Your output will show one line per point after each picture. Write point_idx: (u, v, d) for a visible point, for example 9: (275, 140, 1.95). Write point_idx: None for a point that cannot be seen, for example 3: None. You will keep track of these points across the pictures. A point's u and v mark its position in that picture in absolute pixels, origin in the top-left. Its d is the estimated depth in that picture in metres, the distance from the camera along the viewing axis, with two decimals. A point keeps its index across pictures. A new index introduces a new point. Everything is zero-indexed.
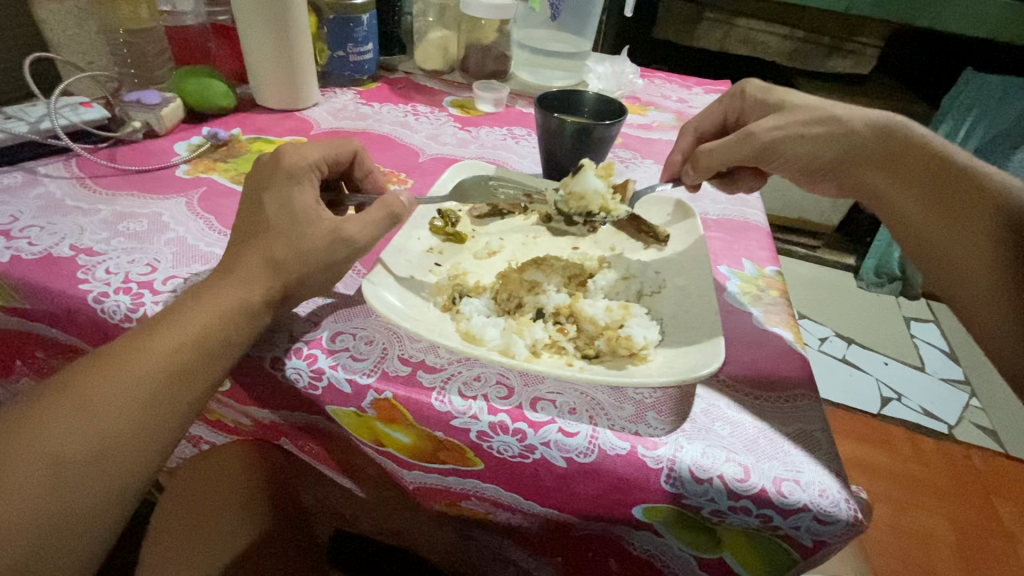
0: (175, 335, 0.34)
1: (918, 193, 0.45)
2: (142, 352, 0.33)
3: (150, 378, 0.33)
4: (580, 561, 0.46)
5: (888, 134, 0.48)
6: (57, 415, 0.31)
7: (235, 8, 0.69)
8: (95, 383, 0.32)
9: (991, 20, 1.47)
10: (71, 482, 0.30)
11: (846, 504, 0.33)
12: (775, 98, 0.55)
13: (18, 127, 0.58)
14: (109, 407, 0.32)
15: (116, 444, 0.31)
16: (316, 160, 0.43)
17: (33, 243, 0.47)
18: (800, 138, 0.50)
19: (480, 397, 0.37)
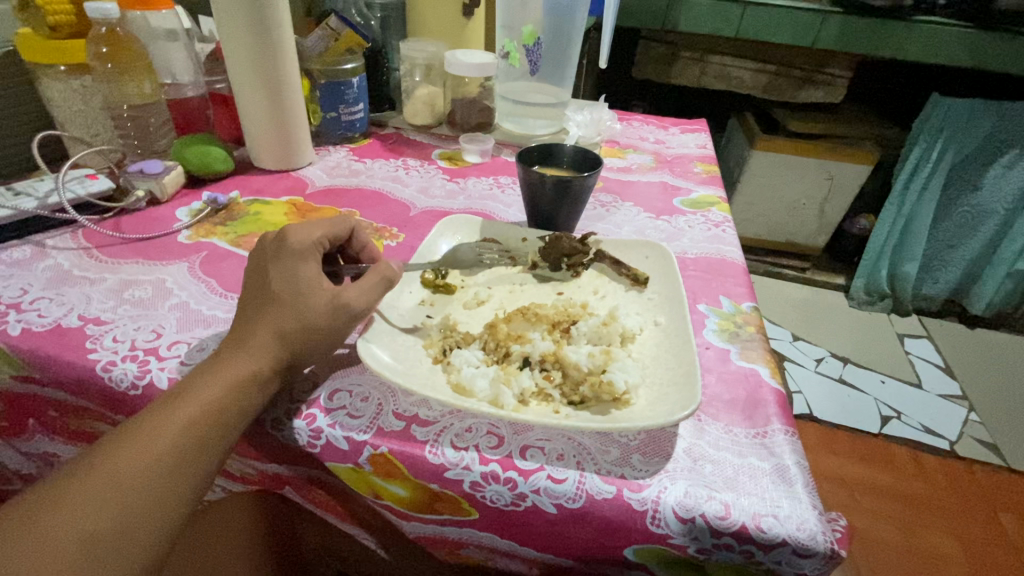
0: (191, 407, 0.36)
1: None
2: (161, 426, 0.35)
3: (170, 451, 0.35)
4: None
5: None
6: (85, 493, 0.32)
7: (231, 76, 0.73)
8: (119, 460, 0.34)
9: (952, 48, 1.53)
10: (99, 558, 0.32)
11: (824, 537, 0.34)
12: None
13: (27, 203, 0.61)
14: (133, 481, 0.33)
15: (142, 517, 0.33)
16: (316, 231, 0.46)
17: (43, 315, 0.50)
18: None
19: (472, 448, 0.39)
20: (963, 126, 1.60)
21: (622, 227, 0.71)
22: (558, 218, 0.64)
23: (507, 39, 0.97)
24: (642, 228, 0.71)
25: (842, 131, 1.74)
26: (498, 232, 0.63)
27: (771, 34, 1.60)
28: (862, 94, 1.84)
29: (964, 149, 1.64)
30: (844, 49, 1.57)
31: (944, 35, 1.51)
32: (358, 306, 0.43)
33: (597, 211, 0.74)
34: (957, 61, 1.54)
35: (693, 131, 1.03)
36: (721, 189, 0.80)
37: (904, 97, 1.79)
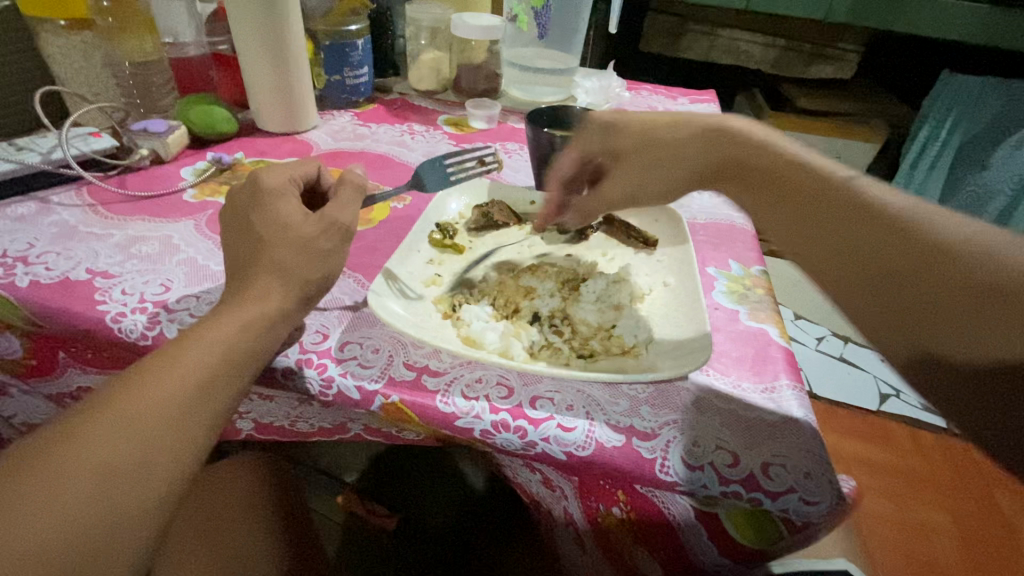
0: (203, 348, 0.36)
1: (781, 212, 0.44)
2: (174, 366, 0.36)
3: (183, 387, 0.35)
4: (592, 485, 0.45)
5: (726, 147, 0.46)
6: (100, 425, 0.33)
7: (235, 38, 0.72)
8: (132, 395, 0.34)
9: (966, 23, 1.49)
10: (119, 487, 0.32)
11: (829, 485, 0.35)
12: (649, 113, 0.50)
13: (30, 158, 0.61)
14: (148, 414, 0.34)
15: (158, 452, 0.34)
16: (286, 170, 0.46)
17: (50, 268, 0.49)
18: (671, 151, 0.48)
19: (482, 397, 0.39)
20: (973, 103, 1.58)
21: None
22: None
23: (514, 2, 0.95)
24: None
25: (850, 108, 1.72)
26: (506, 195, 0.63)
27: (782, 7, 1.56)
28: (874, 70, 1.81)
29: (975, 126, 1.61)
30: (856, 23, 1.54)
31: (959, 9, 1.48)
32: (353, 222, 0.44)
33: None
34: (972, 36, 1.51)
35: (702, 101, 1.01)
36: None
37: (916, 74, 1.76)
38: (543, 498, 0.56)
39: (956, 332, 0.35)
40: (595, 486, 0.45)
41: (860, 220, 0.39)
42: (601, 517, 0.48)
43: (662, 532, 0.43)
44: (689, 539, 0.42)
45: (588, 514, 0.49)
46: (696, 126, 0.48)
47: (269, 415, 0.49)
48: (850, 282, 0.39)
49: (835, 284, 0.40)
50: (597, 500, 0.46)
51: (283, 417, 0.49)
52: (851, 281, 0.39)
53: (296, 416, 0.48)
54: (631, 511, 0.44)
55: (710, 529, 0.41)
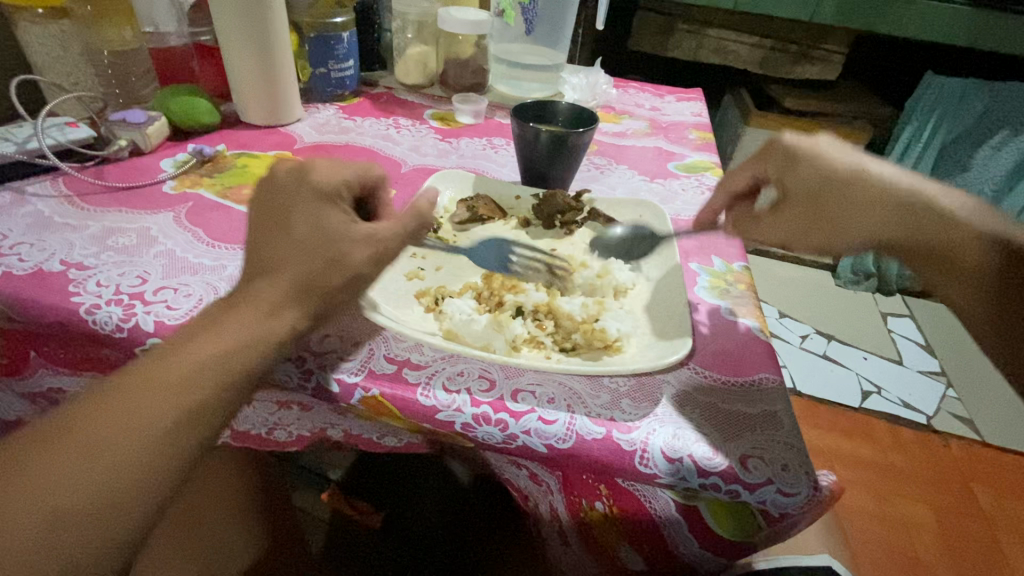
0: (184, 368, 0.34)
1: (927, 267, 0.50)
2: (154, 385, 0.33)
3: (151, 424, 0.32)
4: (576, 482, 0.46)
5: (902, 209, 0.50)
6: (66, 456, 0.31)
7: (217, 29, 0.71)
8: (96, 429, 0.32)
9: (948, 26, 1.52)
10: (74, 532, 0.30)
11: (806, 477, 0.35)
12: (819, 163, 0.52)
13: (4, 147, 0.59)
14: (111, 454, 0.31)
15: (125, 482, 0.31)
16: (344, 171, 0.43)
17: (24, 259, 0.48)
18: (852, 210, 0.51)
19: (463, 390, 0.39)
20: (954, 106, 1.61)
21: (614, 190, 0.70)
22: (552, 175, 0.64)
23: None
24: (635, 189, 0.71)
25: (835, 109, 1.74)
26: (491, 189, 0.63)
27: (769, 7, 1.57)
28: (857, 71, 1.83)
29: (956, 128, 1.64)
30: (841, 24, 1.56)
31: (941, 12, 1.50)
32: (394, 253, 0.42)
33: (590, 173, 0.74)
34: (954, 39, 1.53)
35: (688, 99, 1.02)
36: (717, 155, 0.79)
37: (899, 76, 1.78)
38: (529, 493, 0.56)
39: None
40: (578, 481, 0.46)
41: (1004, 281, 0.46)
42: (586, 511, 0.49)
43: (646, 527, 0.44)
44: (669, 532, 0.44)
45: (572, 508, 0.50)
46: (869, 190, 0.51)
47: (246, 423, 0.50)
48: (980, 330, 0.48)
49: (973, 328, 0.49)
50: (581, 495, 0.47)
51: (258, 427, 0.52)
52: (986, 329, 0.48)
53: (274, 423, 0.50)
54: (615, 505, 0.45)
55: (691, 523, 0.42)
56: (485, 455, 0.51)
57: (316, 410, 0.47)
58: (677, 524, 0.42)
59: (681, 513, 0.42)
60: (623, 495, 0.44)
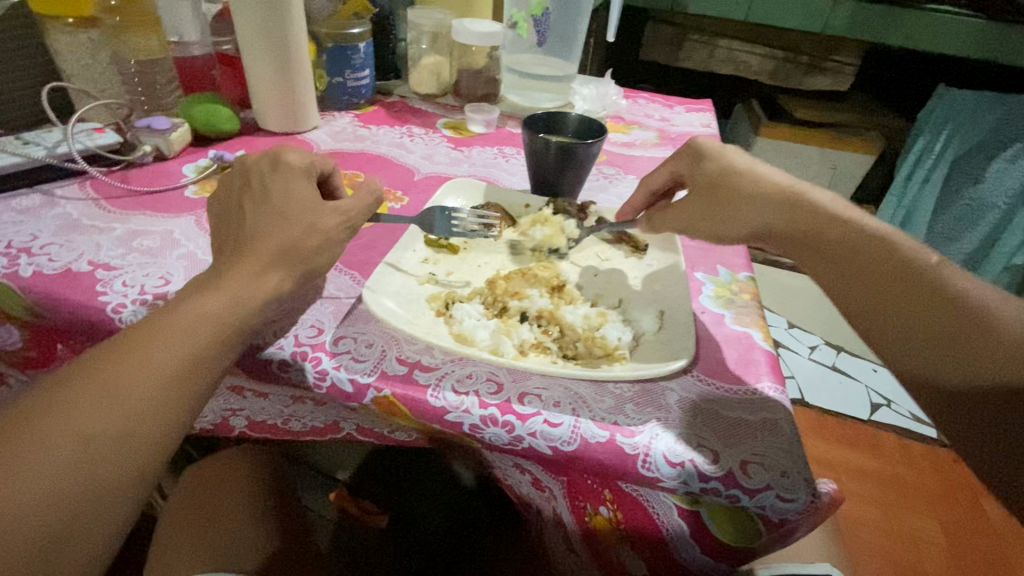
0: (189, 321, 0.37)
1: (808, 256, 0.48)
2: (161, 340, 0.36)
3: (164, 363, 0.36)
4: (579, 483, 0.47)
5: (797, 204, 0.49)
6: (82, 401, 0.34)
7: (239, 40, 0.73)
8: (115, 368, 0.35)
9: (959, 38, 1.52)
10: (91, 463, 0.33)
11: (806, 484, 0.36)
12: (729, 159, 0.53)
13: (36, 152, 0.62)
14: (130, 387, 0.35)
15: (139, 426, 0.34)
16: (309, 155, 0.48)
17: (53, 260, 0.50)
18: (734, 202, 0.51)
19: (472, 392, 0.41)
20: (967, 118, 1.60)
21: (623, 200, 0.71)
22: (561, 184, 0.65)
23: (514, 9, 0.97)
24: None
25: (846, 120, 1.75)
26: (502, 198, 0.64)
27: (781, 18, 1.58)
28: (869, 83, 1.83)
29: (969, 139, 1.63)
30: (852, 35, 1.56)
31: (953, 24, 1.50)
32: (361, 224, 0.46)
33: (598, 183, 0.75)
34: (966, 51, 1.53)
35: (698, 110, 1.03)
36: None
37: (911, 88, 1.78)
38: (532, 498, 0.57)
39: (956, 376, 0.41)
40: (583, 487, 0.47)
41: (892, 273, 0.44)
42: (590, 518, 0.50)
43: (647, 532, 0.45)
44: (674, 538, 0.44)
45: (575, 514, 0.51)
46: (772, 184, 0.51)
47: (265, 412, 0.51)
48: (871, 323, 0.44)
49: (875, 333, 0.44)
50: (585, 500, 0.48)
51: (276, 419, 0.52)
52: (883, 328, 0.43)
53: (290, 413, 0.51)
54: (618, 510, 0.46)
55: (691, 531, 0.42)
56: (492, 458, 0.53)
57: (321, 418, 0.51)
58: (679, 529, 0.43)
59: (681, 519, 0.42)
60: (626, 498, 0.45)
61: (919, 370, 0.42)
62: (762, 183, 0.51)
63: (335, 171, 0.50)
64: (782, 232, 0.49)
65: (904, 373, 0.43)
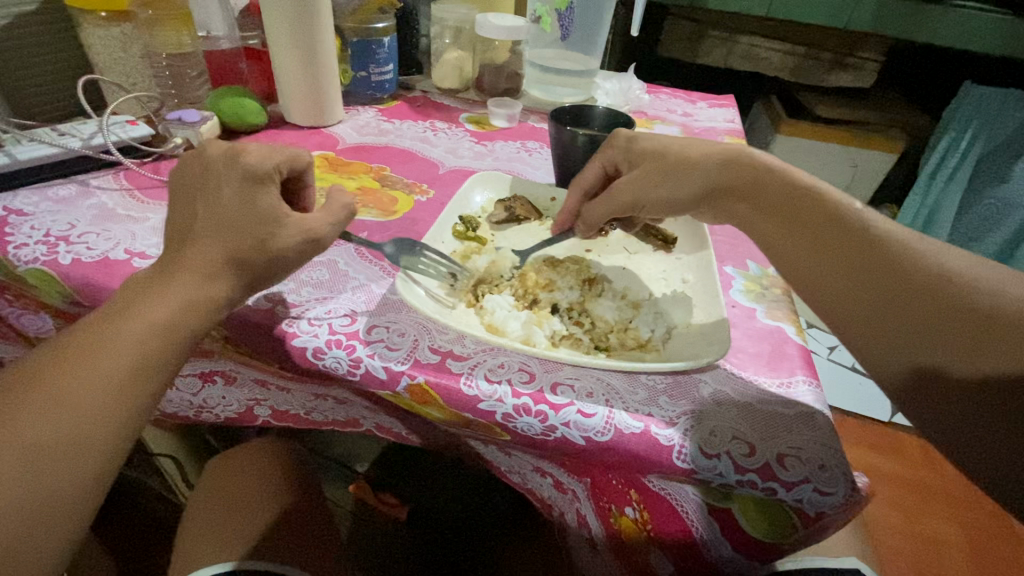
0: (138, 325, 0.38)
1: (762, 220, 0.47)
2: (107, 345, 0.37)
3: (110, 371, 0.36)
4: (604, 485, 0.47)
5: (745, 171, 0.48)
6: (29, 411, 0.34)
7: (268, 33, 0.74)
8: (57, 382, 0.35)
9: (989, 34, 1.49)
10: (41, 469, 0.33)
11: (844, 478, 0.36)
12: (664, 139, 0.53)
13: (72, 143, 0.63)
14: (67, 400, 0.35)
15: (90, 431, 0.35)
16: (266, 151, 0.44)
17: (91, 248, 0.51)
18: (675, 173, 0.50)
19: (505, 381, 0.41)
20: (993, 118, 1.57)
21: None
22: None
23: (538, 3, 0.96)
24: None
25: (870, 117, 1.72)
26: (528, 191, 0.64)
27: (803, 13, 1.56)
28: (893, 80, 1.80)
29: (993, 139, 1.59)
30: (877, 31, 1.54)
31: (983, 20, 1.47)
32: (325, 227, 0.45)
33: None
34: (995, 47, 1.50)
35: (721, 106, 1.02)
36: None
37: (937, 85, 1.75)
38: (553, 502, 0.55)
39: (917, 354, 0.38)
40: (607, 485, 0.46)
41: (844, 239, 0.42)
42: (615, 522, 0.48)
43: (674, 537, 0.44)
44: (702, 538, 0.43)
45: (600, 517, 0.49)
46: (716, 153, 0.50)
47: (287, 403, 0.51)
48: (823, 290, 0.42)
49: (829, 301, 0.42)
50: (610, 500, 0.47)
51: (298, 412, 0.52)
52: (837, 297, 0.42)
53: (312, 407, 0.51)
54: (644, 509, 0.45)
55: (722, 530, 0.42)
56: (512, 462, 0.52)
57: (344, 412, 0.51)
58: (712, 531, 0.42)
59: (713, 519, 0.42)
60: (654, 500, 0.44)
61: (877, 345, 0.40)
62: (701, 153, 0.50)
63: (306, 167, 0.47)
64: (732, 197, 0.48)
65: (858, 348, 0.41)
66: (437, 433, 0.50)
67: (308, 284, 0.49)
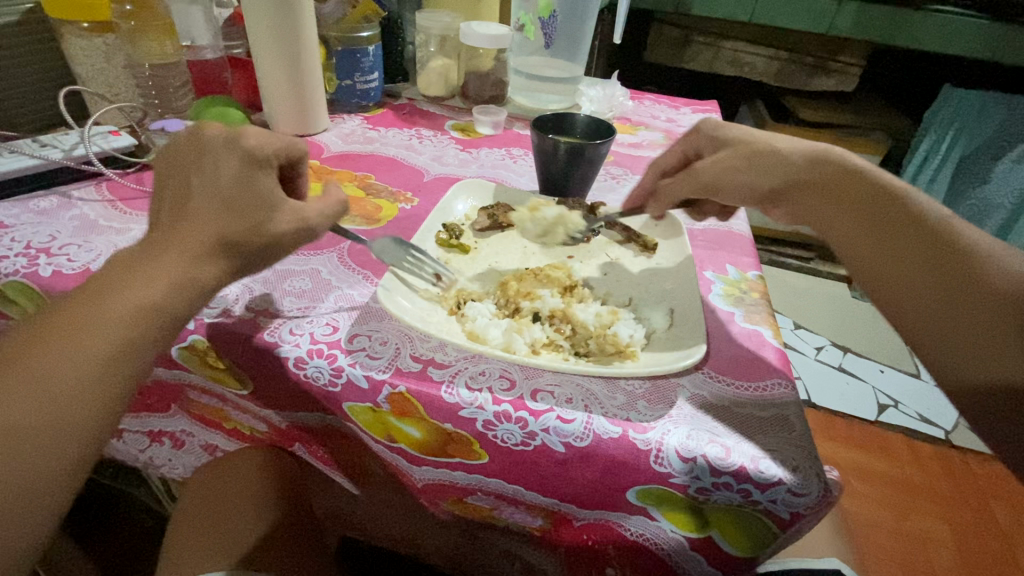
0: (120, 301, 0.36)
1: (831, 211, 0.48)
2: (87, 322, 0.35)
3: (92, 349, 0.34)
4: (576, 552, 0.48)
5: (823, 163, 0.50)
6: (2, 390, 0.32)
7: (251, 42, 0.74)
8: (33, 361, 0.33)
9: (967, 38, 1.51)
10: (18, 453, 0.32)
11: (817, 478, 0.36)
12: (747, 132, 0.55)
13: (54, 154, 0.63)
14: (37, 392, 0.33)
15: (68, 413, 0.33)
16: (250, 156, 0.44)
17: (72, 260, 0.51)
18: (754, 165, 0.51)
19: (486, 389, 0.41)
20: (972, 121, 1.60)
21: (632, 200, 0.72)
22: (570, 183, 0.66)
23: (522, 11, 0.97)
24: None
25: (853, 121, 1.74)
26: (512, 198, 0.65)
27: (784, 20, 1.59)
28: (875, 83, 1.83)
29: (972, 141, 1.63)
30: (858, 36, 1.56)
31: (959, 24, 1.50)
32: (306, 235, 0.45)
33: (606, 183, 0.76)
34: (973, 51, 1.53)
35: (704, 111, 1.03)
36: None
37: (918, 88, 1.78)
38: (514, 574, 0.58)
39: (982, 349, 0.39)
40: (581, 548, 0.47)
41: (912, 230, 0.44)
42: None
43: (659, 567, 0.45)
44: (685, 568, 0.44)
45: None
46: (796, 148, 0.51)
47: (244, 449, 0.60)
48: (890, 278, 0.43)
49: (894, 289, 0.43)
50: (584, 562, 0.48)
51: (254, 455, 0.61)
52: (900, 285, 0.43)
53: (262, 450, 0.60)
54: (621, 564, 0.47)
55: (706, 556, 0.43)
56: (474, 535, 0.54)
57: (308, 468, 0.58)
58: (698, 565, 0.43)
59: (696, 550, 0.42)
60: (634, 553, 0.45)
61: (938, 335, 0.41)
62: (782, 147, 0.52)
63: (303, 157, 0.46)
64: (803, 188, 0.50)
65: (919, 338, 0.42)
66: (411, 499, 0.51)
67: (291, 293, 0.49)
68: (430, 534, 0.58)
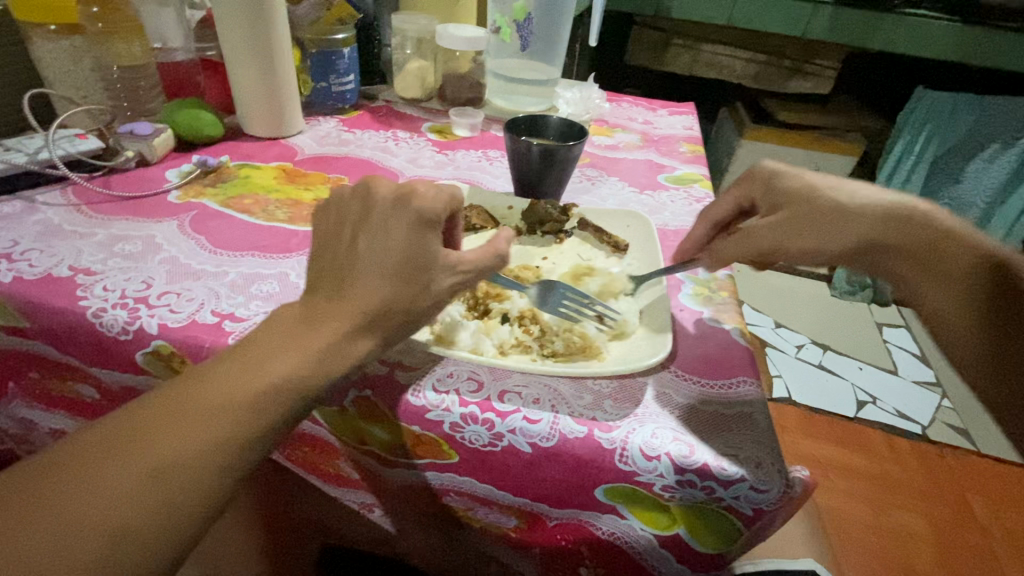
0: (258, 385, 0.33)
1: (907, 268, 0.48)
2: (223, 407, 0.32)
3: (218, 436, 0.32)
4: (554, 552, 0.48)
5: (897, 219, 0.49)
6: (120, 472, 0.30)
7: (223, 44, 0.74)
8: (158, 441, 0.31)
9: (938, 41, 1.55)
10: (120, 548, 0.29)
11: (778, 475, 0.37)
12: (808, 180, 0.52)
13: (18, 158, 0.62)
14: (157, 483, 0.30)
15: (178, 508, 0.31)
16: None
17: (33, 265, 0.50)
18: (825, 221, 0.50)
19: (453, 391, 0.41)
20: (945, 121, 1.63)
21: (607, 201, 0.73)
22: (544, 185, 0.66)
23: (498, 14, 0.97)
24: (626, 200, 0.73)
25: (829, 122, 1.77)
26: (485, 200, 0.65)
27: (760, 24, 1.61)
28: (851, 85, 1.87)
29: (944, 142, 1.67)
30: (833, 39, 1.59)
31: (930, 27, 1.54)
32: None
33: (582, 184, 0.76)
34: (944, 53, 1.56)
35: (681, 113, 1.04)
36: (706, 167, 0.82)
37: (892, 89, 1.82)
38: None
39: None
40: (558, 550, 0.47)
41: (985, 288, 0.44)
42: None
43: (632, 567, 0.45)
44: (657, 567, 0.44)
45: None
46: (866, 201, 0.51)
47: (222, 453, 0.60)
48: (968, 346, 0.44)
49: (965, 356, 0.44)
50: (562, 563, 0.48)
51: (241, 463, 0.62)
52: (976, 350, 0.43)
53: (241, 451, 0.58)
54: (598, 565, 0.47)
55: (674, 554, 0.43)
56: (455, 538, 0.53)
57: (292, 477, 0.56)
58: (669, 562, 0.44)
59: (665, 547, 0.43)
60: (606, 553, 0.45)
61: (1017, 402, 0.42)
62: (849, 204, 0.50)
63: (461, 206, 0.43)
64: (872, 250, 0.49)
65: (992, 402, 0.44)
66: (391, 501, 0.51)
67: (259, 297, 0.49)
68: (411, 536, 0.57)
